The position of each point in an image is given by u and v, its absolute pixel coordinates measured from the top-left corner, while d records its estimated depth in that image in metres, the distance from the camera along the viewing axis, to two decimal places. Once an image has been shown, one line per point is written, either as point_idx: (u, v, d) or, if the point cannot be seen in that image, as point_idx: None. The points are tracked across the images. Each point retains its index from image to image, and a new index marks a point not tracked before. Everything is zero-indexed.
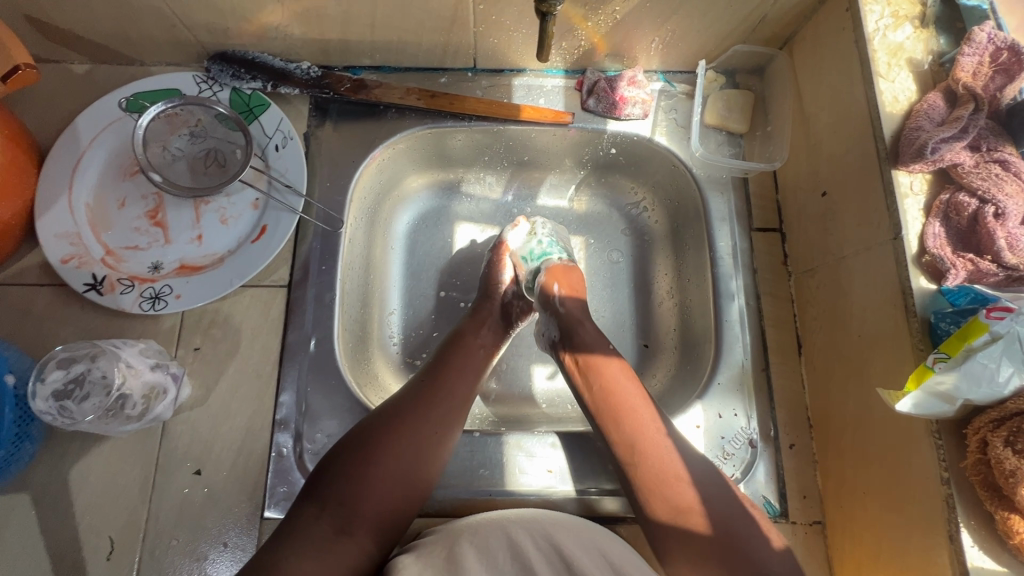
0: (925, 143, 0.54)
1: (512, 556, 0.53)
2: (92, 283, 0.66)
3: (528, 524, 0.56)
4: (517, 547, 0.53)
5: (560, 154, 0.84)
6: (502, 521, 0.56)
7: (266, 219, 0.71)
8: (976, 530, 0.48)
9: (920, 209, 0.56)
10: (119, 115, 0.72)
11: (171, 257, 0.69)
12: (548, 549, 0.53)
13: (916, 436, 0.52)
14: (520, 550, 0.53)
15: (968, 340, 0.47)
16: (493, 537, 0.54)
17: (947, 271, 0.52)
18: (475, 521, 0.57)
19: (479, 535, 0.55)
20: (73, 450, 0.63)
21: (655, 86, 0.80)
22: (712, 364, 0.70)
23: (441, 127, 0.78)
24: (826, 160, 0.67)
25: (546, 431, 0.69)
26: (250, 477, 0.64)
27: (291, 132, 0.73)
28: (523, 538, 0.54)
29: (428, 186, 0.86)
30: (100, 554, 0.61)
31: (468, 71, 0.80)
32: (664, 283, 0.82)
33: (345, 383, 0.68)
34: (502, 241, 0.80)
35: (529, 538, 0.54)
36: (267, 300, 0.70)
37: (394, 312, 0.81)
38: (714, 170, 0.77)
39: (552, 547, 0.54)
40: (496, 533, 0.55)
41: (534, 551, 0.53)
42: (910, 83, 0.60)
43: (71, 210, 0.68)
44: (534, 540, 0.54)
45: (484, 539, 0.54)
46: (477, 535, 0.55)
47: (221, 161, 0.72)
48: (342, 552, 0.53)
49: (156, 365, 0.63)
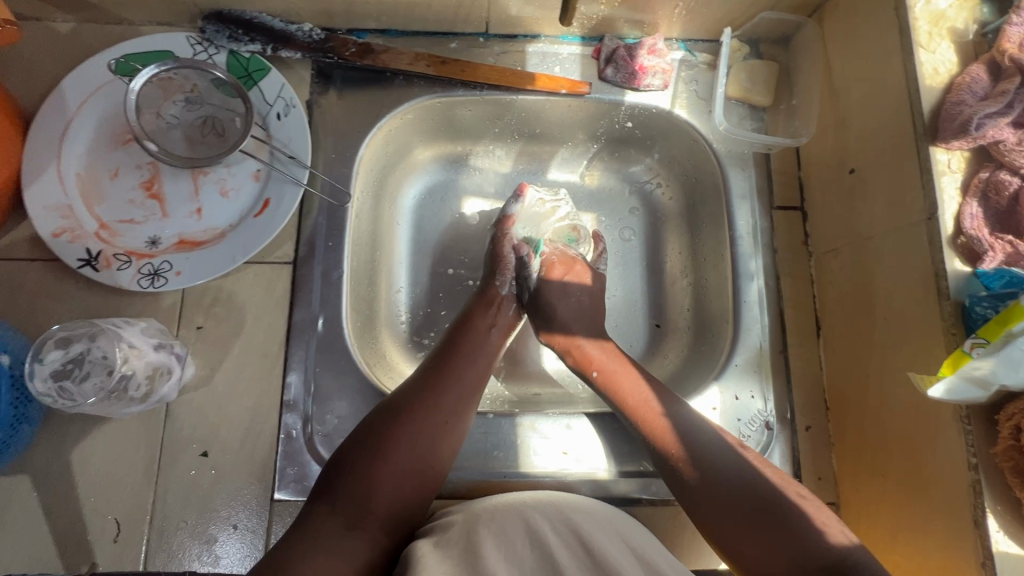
0: (970, 118, 0.52)
1: (531, 543, 0.50)
2: (87, 259, 0.63)
3: (545, 509, 0.54)
4: (536, 533, 0.51)
5: (572, 126, 0.80)
6: (518, 506, 0.54)
7: (269, 192, 0.67)
8: (1002, 515, 0.47)
9: (956, 188, 0.54)
10: (108, 78, 0.67)
11: (169, 231, 0.66)
12: (567, 535, 0.51)
13: (942, 421, 0.51)
14: (538, 537, 0.50)
15: (1008, 325, 0.45)
16: (509, 523, 0.52)
17: (984, 252, 0.51)
18: (490, 508, 0.55)
19: (494, 522, 0.52)
20: (73, 431, 0.61)
21: (676, 55, 0.76)
22: (730, 345, 0.69)
23: (451, 95, 0.74)
24: (855, 136, 0.64)
25: (560, 413, 0.68)
26: (259, 458, 0.63)
27: (293, 99, 0.68)
28: (541, 523, 0.52)
29: (435, 159, 0.83)
30: (106, 536, 0.59)
31: (480, 36, 0.76)
32: (679, 262, 0.80)
33: (355, 363, 0.66)
34: (509, 216, 0.74)
35: (547, 523, 0.52)
36: (272, 278, 0.68)
37: (401, 289, 0.78)
38: (736, 145, 0.74)
39: (572, 532, 0.51)
40: (510, 520, 0.52)
41: (554, 537, 0.50)
42: (951, 54, 0.57)
43: (60, 181, 0.64)
44: (553, 525, 0.52)
45: (502, 525, 0.52)
46: (495, 521, 0.53)
47: (220, 130, 0.68)
48: (355, 547, 0.51)
49: (159, 345, 0.61)
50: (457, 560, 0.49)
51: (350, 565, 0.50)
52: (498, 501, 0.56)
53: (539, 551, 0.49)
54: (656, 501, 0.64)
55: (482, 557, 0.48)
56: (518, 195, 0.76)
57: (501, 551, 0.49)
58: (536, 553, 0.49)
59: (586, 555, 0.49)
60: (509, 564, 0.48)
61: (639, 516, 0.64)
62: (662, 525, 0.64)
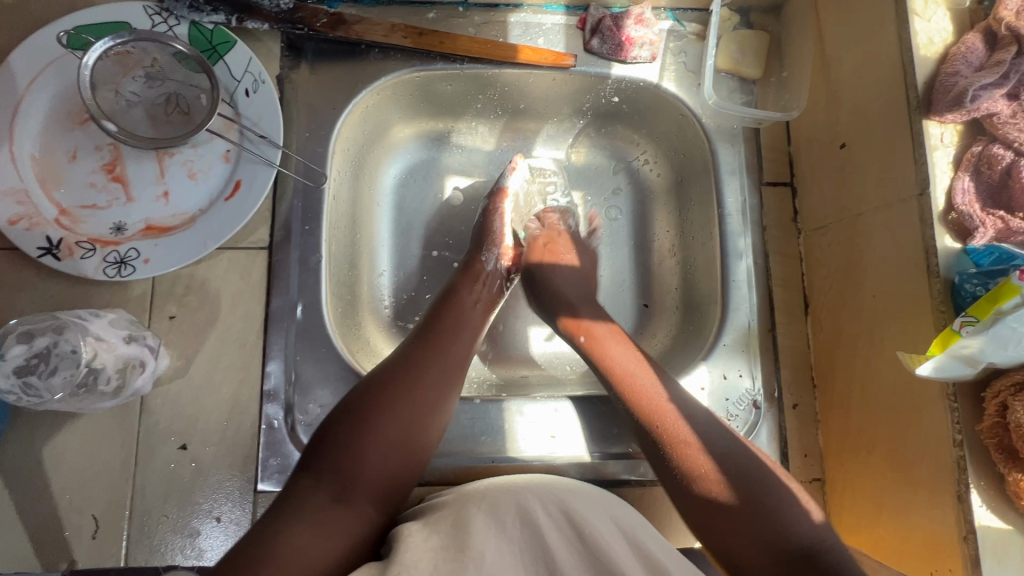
0: (965, 90, 0.51)
1: (522, 521, 0.49)
2: (48, 247, 0.59)
3: (538, 490, 0.52)
4: (527, 512, 0.50)
5: (557, 101, 0.78)
6: (512, 488, 0.53)
7: (239, 173, 0.64)
8: (985, 490, 0.48)
9: (949, 162, 0.53)
10: (61, 52, 0.62)
11: (134, 217, 0.63)
12: (557, 514, 0.50)
13: (929, 398, 0.51)
14: (529, 515, 0.49)
15: (998, 302, 0.46)
16: (501, 502, 0.51)
17: (974, 229, 0.50)
18: (484, 488, 0.54)
19: (486, 502, 0.51)
20: (43, 427, 0.59)
21: (664, 25, 0.74)
22: (718, 325, 0.68)
23: (430, 69, 0.71)
24: (847, 109, 0.62)
25: (548, 397, 0.67)
26: (239, 449, 0.61)
27: (262, 74, 0.65)
28: (533, 503, 0.51)
29: (416, 137, 0.80)
30: (85, 533, 0.58)
31: (459, 5, 0.72)
32: (667, 240, 0.79)
33: (336, 350, 0.64)
34: (502, 188, 0.74)
35: (539, 504, 0.51)
36: (247, 264, 0.65)
37: (383, 273, 0.76)
38: (725, 119, 0.72)
39: (562, 513, 0.50)
40: (503, 499, 0.51)
41: (544, 515, 0.50)
42: (947, 23, 0.55)
43: (13, 164, 0.60)
44: (545, 505, 0.51)
45: (493, 505, 0.51)
46: (486, 500, 0.52)
47: (185, 109, 0.64)
48: (341, 518, 0.50)
49: (130, 337, 0.58)
50: (445, 537, 0.48)
51: (336, 537, 0.49)
52: (489, 482, 0.55)
53: (530, 531, 0.48)
54: (645, 482, 0.64)
55: (472, 535, 0.47)
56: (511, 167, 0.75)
57: (491, 530, 0.48)
58: (527, 531, 0.48)
59: (579, 539, 0.48)
60: (499, 542, 0.47)
61: (628, 498, 0.64)
62: (652, 504, 0.64)
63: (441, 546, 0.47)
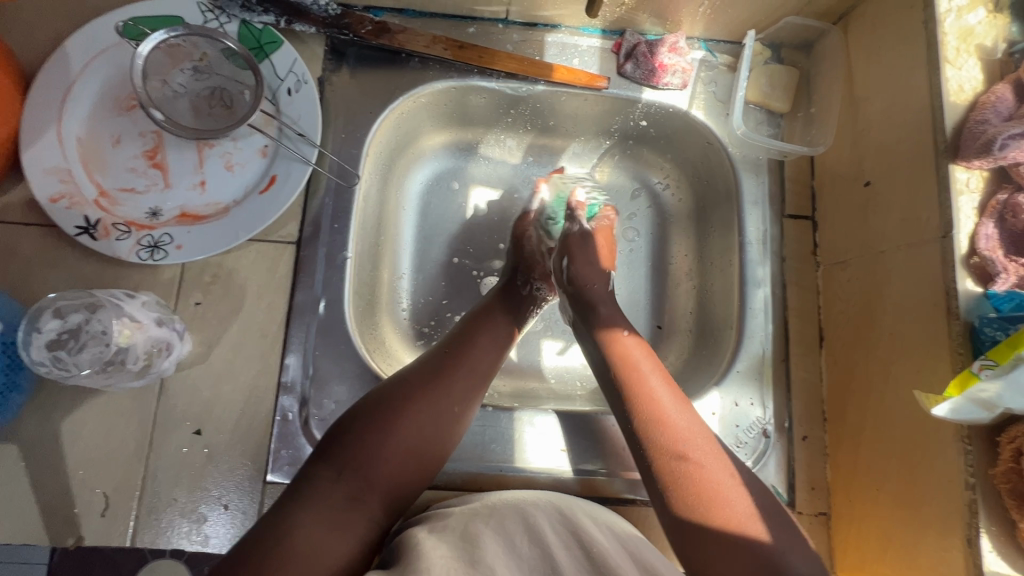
0: (993, 138, 0.51)
1: (531, 538, 0.49)
2: (85, 226, 0.61)
3: (545, 508, 0.53)
4: (535, 529, 0.50)
5: (587, 121, 0.79)
6: (523, 507, 0.53)
7: (276, 169, 0.65)
8: (995, 535, 0.48)
9: (973, 208, 0.54)
10: (116, 41, 0.65)
11: (170, 203, 0.64)
12: (562, 528, 0.50)
13: (942, 438, 0.51)
14: (538, 533, 0.49)
15: (1019, 348, 0.46)
16: (510, 519, 0.51)
17: (996, 274, 0.51)
18: (492, 504, 0.54)
19: (494, 519, 0.51)
20: (63, 402, 0.60)
21: (697, 54, 0.75)
22: (732, 351, 0.69)
23: (466, 82, 0.73)
24: (873, 149, 0.64)
25: (559, 410, 0.68)
26: (252, 439, 0.62)
27: (305, 75, 0.67)
28: (541, 520, 0.51)
29: (446, 146, 0.81)
30: (94, 510, 0.58)
31: (499, 23, 0.74)
32: (684, 263, 0.80)
33: (354, 347, 0.66)
34: (527, 217, 0.77)
35: (546, 520, 0.51)
36: (275, 257, 0.66)
37: (404, 277, 0.78)
38: (751, 149, 0.73)
39: (567, 527, 0.51)
40: (511, 516, 0.51)
41: (552, 532, 0.50)
42: (977, 72, 0.56)
43: (60, 144, 0.62)
44: (553, 522, 0.51)
45: (500, 519, 0.51)
46: (494, 517, 0.52)
47: (228, 103, 0.66)
48: (356, 519, 0.50)
49: (160, 320, 0.60)
50: (455, 549, 0.47)
51: (347, 536, 0.49)
52: (500, 500, 0.55)
53: (539, 547, 0.48)
54: (650, 503, 0.64)
55: (481, 548, 0.47)
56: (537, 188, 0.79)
57: (498, 546, 0.48)
58: (537, 549, 0.48)
59: (575, 539, 0.49)
60: (508, 558, 0.47)
61: (633, 516, 0.64)
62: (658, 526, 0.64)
63: (451, 555, 0.47)
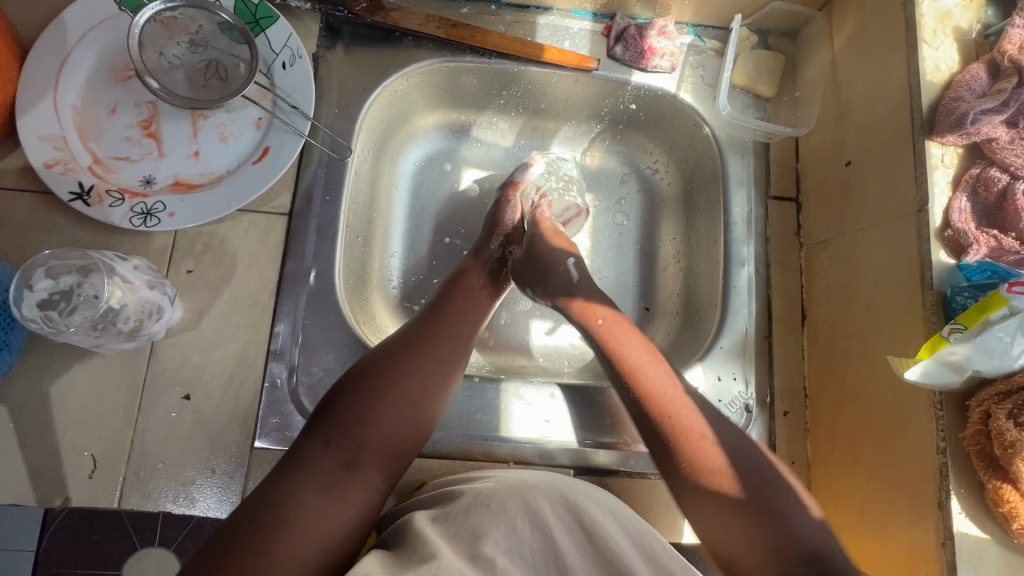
0: (965, 113, 0.53)
1: (531, 522, 0.49)
2: (79, 192, 0.62)
3: (548, 492, 0.52)
4: (536, 513, 0.49)
5: (577, 104, 0.81)
6: (523, 488, 0.53)
7: (269, 140, 0.66)
8: (965, 498, 0.49)
9: (947, 182, 0.55)
10: (113, 12, 0.66)
11: (164, 172, 0.65)
12: (567, 517, 0.50)
13: (916, 405, 0.52)
14: (538, 516, 0.49)
15: (986, 312, 0.48)
16: (510, 502, 0.51)
17: (968, 246, 0.52)
18: (492, 488, 0.53)
19: (496, 501, 0.51)
20: (54, 365, 0.60)
21: (685, 39, 0.77)
22: (716, 328, 0.70)
23: (458, 61, 0.74)
24: (854, 130, 0.65)
25: (545, 382, 0.69)
26: (240, 405, 0.63)
27: (300, 50, 0.68)
28: (542, 504, 0.51)
29: (439, 127, 0.83)
30: (82, 472, 0.59)
31: (492, 4, 0.75)
32: (671, 245, 0.81)
33: (344, 317, 0.67)
34: (518, 180, 0.77)
35: (549, 505, 0.51)
36: (267, 227, 0.67)
37: (394, 254, 0.79)
38: (737, 132, 0.75)
39: (571, 514, 0.50)
40: (512, 500, 0.51)
41: (554, 517, 0.49)
42: (953, 52, 0.58)
43: (56, 112, 0.63)
44: (554, 507, 0.51)
45: (501, 505, 0.50)
46: (495, 499, 0.51)
47: (223, 75, 0.67)
48: (351, 486, 0.50)
49: (152, 283, 0.60)
50: (456, 539, 0.47)
51: (345, 504, 0.49)
52: (501, 481, 0.55)
53: (540, 532, 0.48)
54: (633, 474, 0.65)
55: (483, 538, 0.47)
56: (529, 164, 0.78)
57: (499, 532, 0.48)
58: (537, 533, 0.48)
59: (584, 535, 0.48)
60: (507, 543, 0.47)
61: (616, 487, 0.65)
62: (640, 497, 0.65)
63: (452, 547, 0.46)
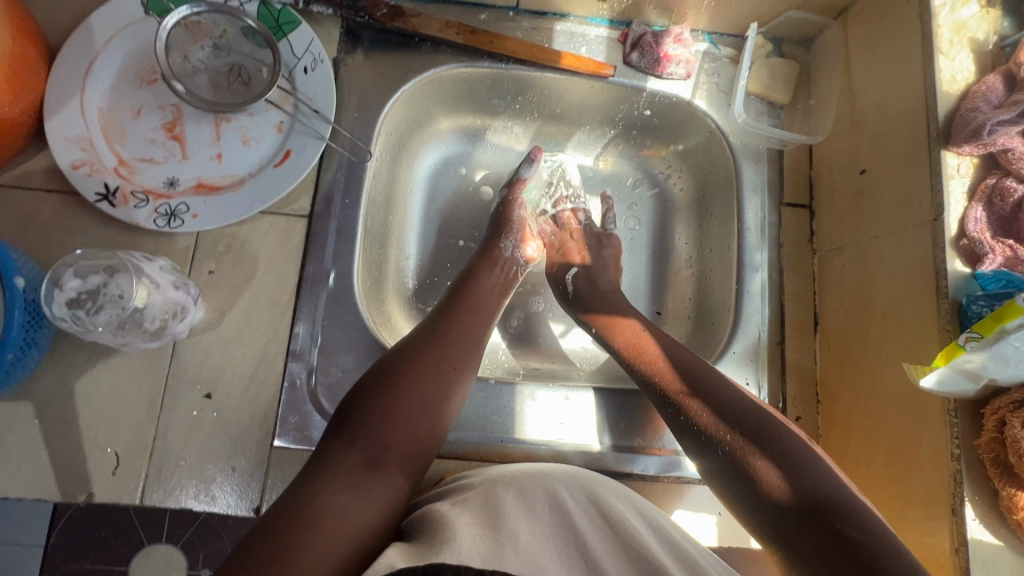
0: (982, 124, 0.54)
1: (551, 506, 0.49)
2: (105, 193, 0.63)
3: (565, 479, 0.53)
4: (556, 498, 0.50)
5: (592, 109, 0.81)
6: (541, 475, 0.53)
7: (290, 144, 0.67)
8: (979, 505, 0.50)
9: (963, 192, 0.56)
10: (139, 16, 0.67)
11: (187, 174, 0.66)
12: (586, 503, 0.50)
13: (930, 413, 0.53)
14: (558, 501, 0.50)
15: (1002, 321, 0.48)
16: (530, 487, 0.51)
17: (984, 255, 0.53)
18: (511, 474, 0.54)
19: (514, 485, 0.52)
20: (79, 362, 0.62)
21: (700, 46, 0.78)
22: (729, 333, 0.71)
23: (476, 67, 0.75)
24: (869, 139, 0.66)
25: (559, 385, 0.69)
26: (260, 405, 0.64)
27: (321, 54, 0.69)
28: (560, 490, 0.51)
29: (455, 131, 0.84)
30: (106, 468, 0.60)
31: (509, 10, 0.76)
32: (684, 250, 0.82)
33: (362, 319, 0.67)
34: (519, 179, 0.77)
35: (569, 491, 0.51)
36: (288, 229, 0.68)
37: (410, 257, 0.79)
38: (751, 139, 0.75)
39: (591, 501, 0.51)
40: (532, 485, 0.52)
41: (573, 503, 0.50)
42: (969, 63, 0.59)
43: (83, 114, 0.64)
44: (573, 493, 0.51)
45: (522, 488, 0.51)
46: (514, 484, 0.52)
47: (245, 79, 0.68)
48: (376, 483, 0.51)
49: (176, 283, 0.61)
50: (478, 516, 0.48)
51: (371, 501, 0.49)
52: (517, 469, 0.55)
53: (560, 516, 0.49)
54: (646, 477, 0.66)
55: (504, 514, 0.47)
56: (530, 158, 0.77)
57: (520, 512, 0.48)
58: (557, 516, 0.49)
59: (608, 527, 0.48)
60: (530, 524, 0.47)
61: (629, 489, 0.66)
62: (654, 499, 0.65)
63: (476, 523, 0.46)
